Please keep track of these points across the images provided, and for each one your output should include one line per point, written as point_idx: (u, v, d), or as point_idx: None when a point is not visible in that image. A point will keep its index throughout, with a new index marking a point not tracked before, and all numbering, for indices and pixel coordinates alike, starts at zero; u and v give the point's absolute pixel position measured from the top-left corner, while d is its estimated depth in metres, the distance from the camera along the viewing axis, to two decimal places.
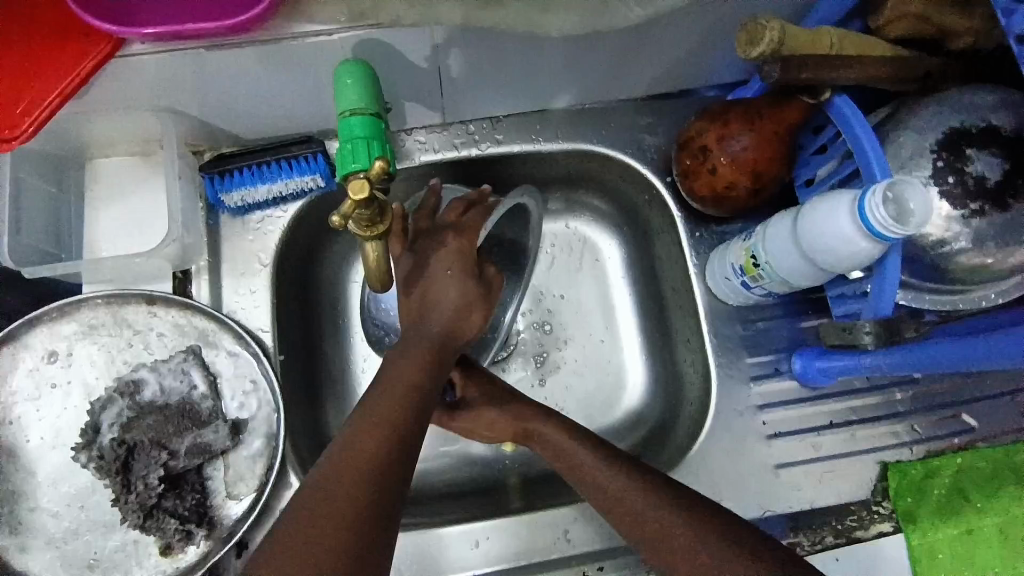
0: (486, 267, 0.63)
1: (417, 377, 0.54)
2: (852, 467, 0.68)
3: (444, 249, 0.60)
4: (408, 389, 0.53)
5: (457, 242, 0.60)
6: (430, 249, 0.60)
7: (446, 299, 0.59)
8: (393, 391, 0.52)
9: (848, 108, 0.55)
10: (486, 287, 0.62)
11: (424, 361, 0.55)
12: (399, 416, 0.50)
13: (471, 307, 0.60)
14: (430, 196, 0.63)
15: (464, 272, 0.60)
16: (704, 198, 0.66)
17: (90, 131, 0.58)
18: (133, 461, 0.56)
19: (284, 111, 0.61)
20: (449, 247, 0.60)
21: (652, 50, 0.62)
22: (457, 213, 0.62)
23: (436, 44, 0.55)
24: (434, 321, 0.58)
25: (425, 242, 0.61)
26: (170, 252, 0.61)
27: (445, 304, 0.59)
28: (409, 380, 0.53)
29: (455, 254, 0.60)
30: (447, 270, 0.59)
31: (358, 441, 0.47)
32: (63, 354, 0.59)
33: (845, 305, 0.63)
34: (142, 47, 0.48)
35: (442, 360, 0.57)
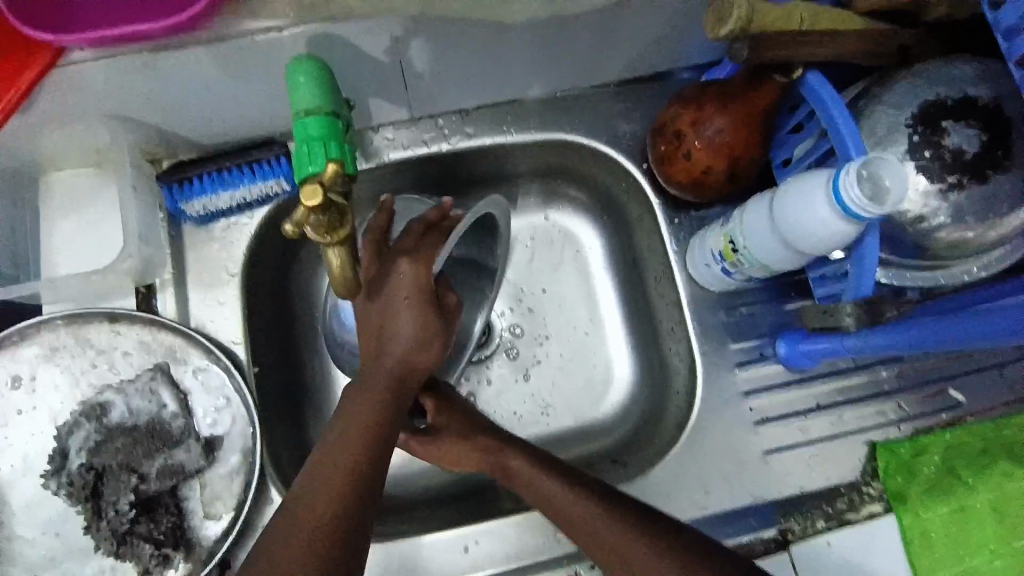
0: (448, 297, 0.56)
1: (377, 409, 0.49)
2: (842, 448, 0.68)
3: (400, 276, 0.52)
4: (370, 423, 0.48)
5: (412, 267, 0.52)
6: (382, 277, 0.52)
7: (403, 333, 0.52)
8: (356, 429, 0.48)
9: (820, 85, 0.53)
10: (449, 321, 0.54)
11: (385, 394, 0.50)
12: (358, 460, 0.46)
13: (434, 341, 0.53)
14: (380, 216, 0.55)
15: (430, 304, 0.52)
16: (681, 184, 0.65)
17: (39, 145, 0.55)
18: (102, 486, 0.55)
19: (243, 114, 0.58)
20: (403, 272, 0.52)
21: (621, 33, 0.60)
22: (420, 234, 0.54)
23: (395, 37, 0.53)
24: (392, 353, 0.52)
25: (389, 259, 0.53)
26: (132, 267, 0.59)
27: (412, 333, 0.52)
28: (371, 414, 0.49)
29: (412, 281, 0.52)
30: (404, 299, 0.52)
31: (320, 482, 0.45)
32: (26, 379, 0.57)
33: (826, 287, 0.61)
34: (84, 54, 0.46)
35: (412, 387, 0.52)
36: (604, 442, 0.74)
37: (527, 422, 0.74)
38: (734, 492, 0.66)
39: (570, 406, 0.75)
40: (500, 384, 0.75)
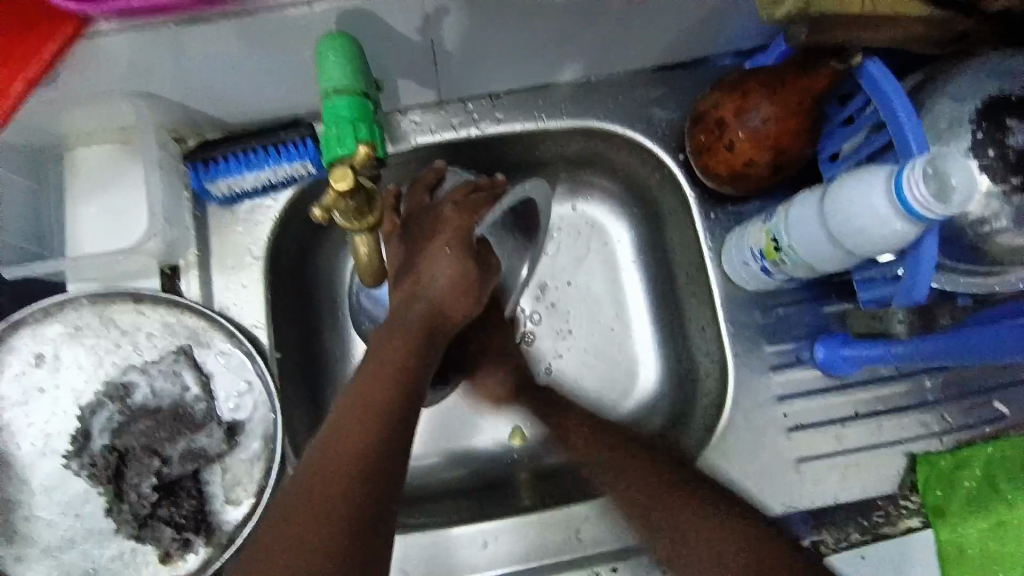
0: (490, 256, 0.58)
1: (403, 354, 0.50)
2: (878, 459, 0.65)
3: (445, 227, 0.55)
4: (396, 373, 0.48)
5: (457, 222, 0.55)
6: (428, 225, 0.56)
7: (441, 278, 0.53)
8: (381, 376, 0.48)
9: (880, 72, 0.49)
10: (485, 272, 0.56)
11: (415, 339, 0.51)
12: (379, 408, 0.46)
13: (465, 289, 0.54)
14: (431, 173, 0.60)
15: (462, 250, 0.54)
16: (720, 176, 0.62)
17: (65, 119, 0.55)
18: (125, 468, 0.55)
19: (269, 93, 0.57)
20: (448, 223, 0.55)
21: (663, 15, 0.57)
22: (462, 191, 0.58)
23: (427, 14, 0.50)
24: (430, 296, 0.53)
25: (422, 215, 0.57)
26: (156, 247, 0.58)
27: (439, 279, 0.53)
28: (396, 359, 0.49)
29: (455, 231, 0.55)
30: (445, 248, 0.54)
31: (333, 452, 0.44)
32: (50, 358, 0.57)
33: (873, 290, 0.58)
34: (109, 26, 0.45)
35: (432, 338, 0.52)
36: None
37: None
38: (762, 500, 0.64)
39: (592, 401, 0.73)
40: None
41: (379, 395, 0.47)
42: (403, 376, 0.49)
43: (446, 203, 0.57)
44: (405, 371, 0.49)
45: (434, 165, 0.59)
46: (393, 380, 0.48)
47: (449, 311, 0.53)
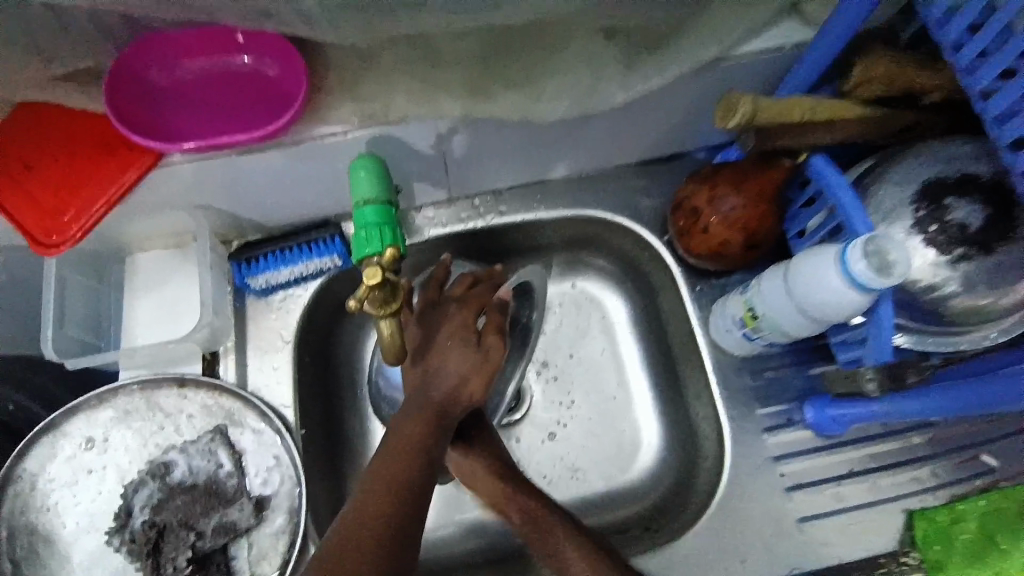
0: (497, 319, 0.59)
1: (419, 438, 0.53)
2: (877, 518, 0.67)
3: (447, 319, 0.59)
4: (414, 453, 0.52)
5: (459, 311, 0.59)
6: (436, 320, 0.59)
7: (449, 365, 0.56)
8: (400, 458, 0.51)
9: (824, 166, 0.58)
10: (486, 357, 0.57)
11: (426, 423, 0.54)
12: (399, 482, 0.50)
13: (468, 377, 0.56)
14: (441, 268, 0.64)
15: (465, 341, 0.57)
16: (700, 255, 0.69)
17: (130, 229, 0.64)
18: (162, 542, 0.59)
19: (305, 201, 0.66)
20: (453, 317, 0.59)
21: (638, 125, 0.67)
22: (464, 286, 0.63)
23: (441, 132, 0.60)
24: (440, 388, 0.55)
25: (430, 313, 0.60)
26: (202, 336, 0.65)
27: (445, 372, 0.56)
28: (413, 443, 0.52)
29: (457, 321, 0.58)
30: (449, 338, 0.57)
31: (368, 500, 0.49)
32: (99, 441, 0.62)
33: (847, 351, 0.63)
34: (181, 157, 0.54)
35: (444, 424, 0.55)
36: (635, 507, 0.75)
37: (558, 487, 0.76)
38: (768, 561, 0.66)
39: (600, 466, 0.76)
40: (530, 448, 0.77)
41: (402, 472, 0.51)
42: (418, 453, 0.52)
43: (452, 300, 0.61)
44: (422, 453, 0.52)
45: (441, 261, 0.64)
46: (412, 456, 0.52)
47: (458, 399, 0.56)
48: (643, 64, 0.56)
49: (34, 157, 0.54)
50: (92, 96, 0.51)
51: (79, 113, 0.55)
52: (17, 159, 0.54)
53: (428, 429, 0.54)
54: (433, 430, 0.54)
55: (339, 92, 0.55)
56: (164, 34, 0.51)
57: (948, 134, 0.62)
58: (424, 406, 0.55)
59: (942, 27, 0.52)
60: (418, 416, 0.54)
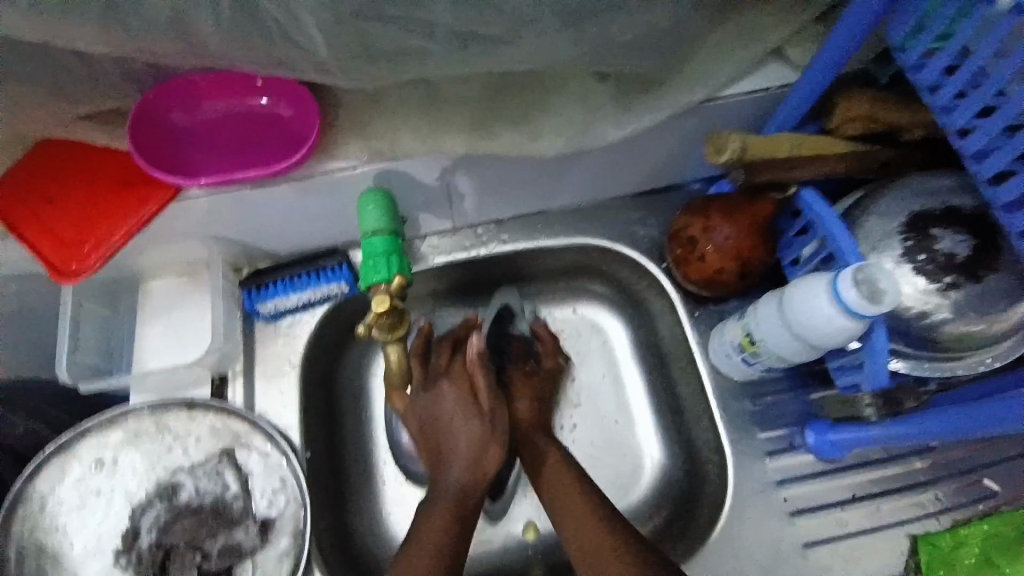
0: (485, 381, 0.62)
1: (438, 535, 0.55)
2: (881, 543, 0.68)
3: (445, 398, 0.62)
4: (440, 544, 0.55)
5: (454, 388, 0.63)
6: (431, 403, 0.63)
7: (461, 448, 0.60)
8: (425, 555, 0.54)
9: (814, 198, 0.60)
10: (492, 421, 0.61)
11: (445, 518, 0.56)
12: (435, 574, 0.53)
13: (486, 446, 0.60)
14: (419, 337, 0.68)
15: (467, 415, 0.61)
16: (696, 283, 0.72)
17: (146, 259, 0.66)
18: (169, 562, 0.61)
19: (315, 230, 0.69)
20: (446, 397, 0.63)
21: (634, 158, 0.70)
22: (445, 356, 0.67)
23: (444, 167, 0.63)
24: (455, 473, 0.59)
25: (426, 393, 0.63)
26: (213, 360, 0.67)
27: (460, 452, 0.60)
28: (434, 543, 0.55)
29: (453, 400, 0.62)
30: (453, 419, 0.61)
31: None
32: (109, 462, 0.64)
33: (845, 376, 0.64)
34: (198, 191, 0.57)
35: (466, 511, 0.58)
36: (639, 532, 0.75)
37: None
38: None
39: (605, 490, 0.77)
40: None
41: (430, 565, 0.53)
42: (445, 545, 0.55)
43: (439, 377, 0.64)
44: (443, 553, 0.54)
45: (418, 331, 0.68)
46: (438, 549, 0.54)
47: (481, 472, 0.60)
48: (638, 104, 0.59)
49: (56, 190, 0.57)
50: (116, 134, 0.54)
51: (89, 149, 0.58)
52: (39, 193, 0.57)
53: (449, 522, 0.56)
54: (456, 522, 0.56)
55: (349, 129, 0.58)
56: (187, 79, 0.54)
57: (935, 167, 0.64)
58: (445, 497, 0.58)
59: (919, 70, 0.54)
60: (441, 509, 0.57)
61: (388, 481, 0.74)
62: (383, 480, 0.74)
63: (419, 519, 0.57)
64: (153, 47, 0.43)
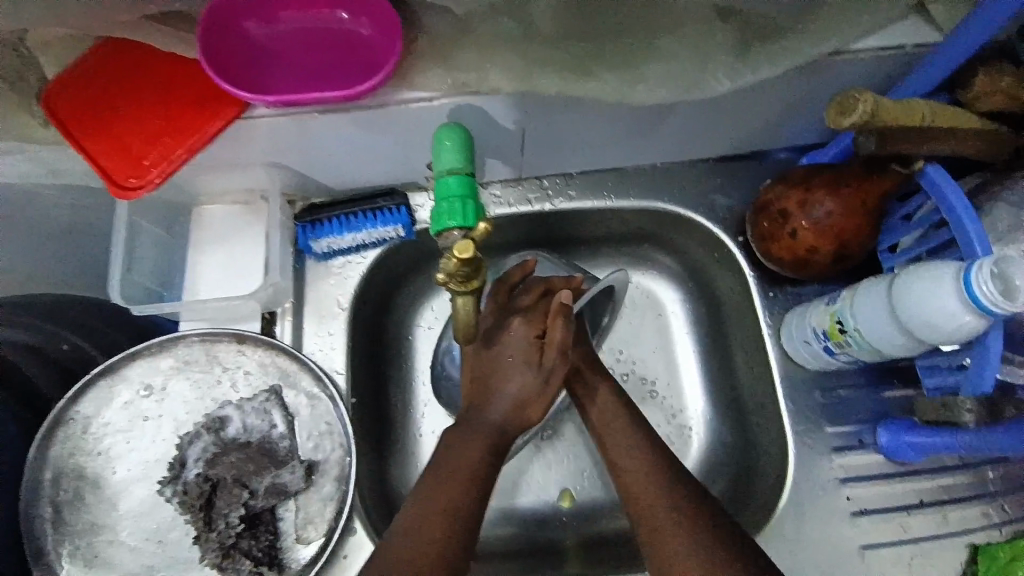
0: (562, 336, 0.53)
1: (474, 460, 0.52)
2: (942, 553, 0.64)
3: (511, 335, 0.55)
4: (474, 469, 0.52)
5: (525, 329, 0.55)
6: (497, 333, 0.56)
7: (507, 392, 0.54)
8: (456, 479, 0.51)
9: (939, 176, 0.53)
10: (547, 380, 0.54)
11: (482, 449, 0.53)
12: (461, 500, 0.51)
13: (531, 402, 0.54)
14: (518, 272, 0.62)
15: (527, 363, 0.54)
16: (782, 261, 0.66)
17: (201, 180, 0.63)
18: (215, 497, 0.59)
19: (374, 167, 0.65)
20: (514, 335, 0.55)
21: (730, 116, 0.63)
22: (534, 296, 0.60)
23: (524, 107, 0.58)
24: (495, 411, 0.54)
25: (497, 323, 0.57)
26: (264, 295, 0.64)
27: (505, 396, 0.54)
28: (469, 463, 0.52)
29: (519, 341, 0.54)
30: (511, 356, 0.54)
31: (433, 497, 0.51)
32: (157, 388, 0.63)
33: (936, 377, 0.60)
34: (266, 110, 0.53)
35: (503, 448, 0.54)
36: None
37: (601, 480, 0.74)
38: None
39: None
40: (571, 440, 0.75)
41: (462, 487, 0.52)
42: (474, 473, 0.52)
43: (515, 313, 0.58)
44: (477, 474, 0.52)
45: (521, 266, 0.62)
46: (470, 477, 0.52)
47: (520, 423, 0.54)
48: (756, 53, 0.52)
49: (116, 95, 0.53)
50: (184, 40, 0.50)
51: (153, 51, 0.54)
52: (103, 101, 0.53)
53: (486, 453, 0.53)
54: (491, 457, 0.53)
55: (430, 56, 0.52)
56: None
57: None
58: (479, 432, 0.53)
59: None
60: (476, 439, 0.53)
61: (426, 434, 0.72)
62: (420, 431, 0.72)
63: (447, 445, 0.54)
64: None
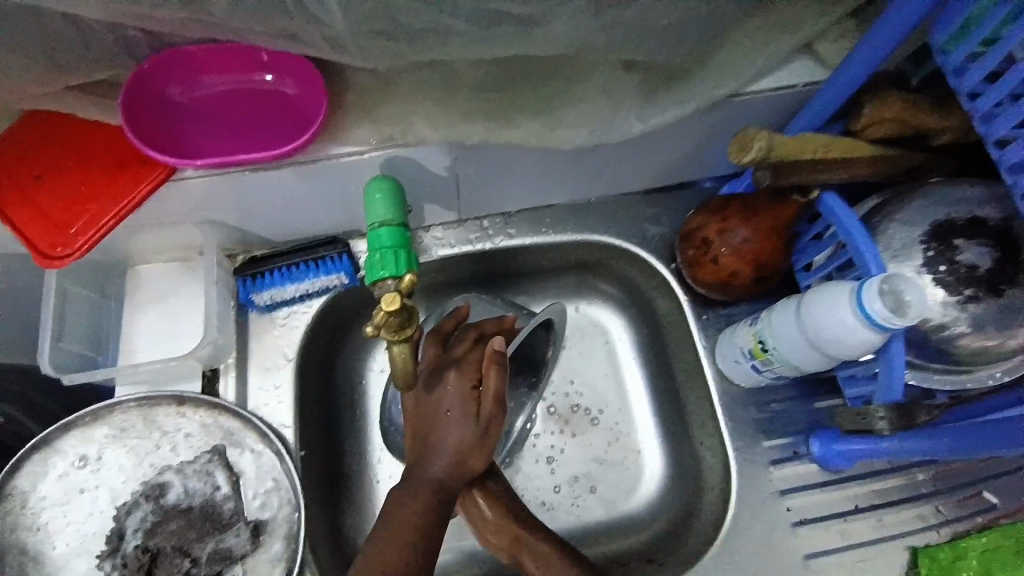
0: (497, 384, 0.56)
1: (422, 509, 0.52)
2: (883, 554, 0.67)
3: (447, 388, 0.57)
4: (423, 517, 0.52)
5: (460, 381, 0.57)
6: (433, 389, 0.58)
7: (447, 444, 0.55)
8: (400, 538, 0.50)
9: (835, 203, 0.58)
10: (485, 431, 0.56)
11: (428, 498, 0.53)
12: (407, 557, 0.50)
13: (471, 453, 0.56)
14: (450, 321, 0.65)
15: (464, 415, 0.56)
16: (710, 285, 0.70)
17: (136, 241, 0.63)
18: (155, 569, 0.57)
19: (313, 218, 0.66)
20: (451, 389, 0.57)
21: (650, 154, 0.68)
22: (466, 344, 0.63)
23: (455, 156, 0.60)
24: (438, 462, 0.55)
25: (432, 376, 0.59)
26: (205, 353, 0.63)
27: (444, 449, 0.56)
28: (418, 514, 0.52)
29: (456, 393, 0.56)
30: (448, 411, 0.56)
31: (386, 548, 0.50)
32: (93, 458, 0.61)
33: (855, 387, 0.64)
34: (194, 172, 0.54)
35: (447, 500, 0.54)
36: (635, 538, 0.73)
37: (559, 512, 0.75)
38: None
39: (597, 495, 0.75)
40: (528, 473, 0.76)
41: (404, 548, 0.50)
42: (422, 522, 0.52)
43: (451, 364, 0.60)
44: (426, 524, 0.52)
45: (451, 317, 0.66)
46: (417, 528, 0.51)
47: (460, 475, 0.56)
48: (663, 98, 0.57)
49: (41, 165, 0.53)
50: (108, 110, 0.51)
51: (77, 121, 0.54)
52: (26, 170, 0.53)
53: (433, 503, 0.53)
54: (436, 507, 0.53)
55: (357, 114, 0.55)
56: (184, 50, 0.50)
57: (969, 174, 0.63)
58: (426, 481, 0.54)
59: (960, 75, 0.52)
60: (423, 491, 0.53)
61: (381, 480, 0.71)
62: (377, 477, 0.71)
63: (393, 500, 0.53)
64: (155, 16, 0.40)
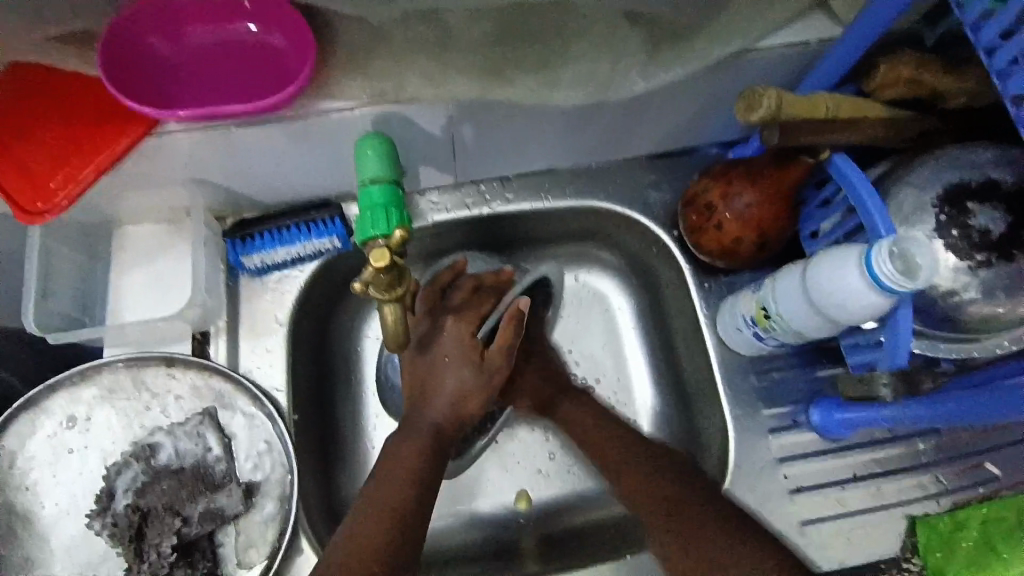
0: (504, 332, 0.58)
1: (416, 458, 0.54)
2: (881, 523, 0.67)
3: (446, 335, 0.59)
4: (413, 466, 0.54)
5: (458, 328, 0.58)
6: (432, 335, 0.59)
7: (446, 389, 0.57)
8: (397, 482, 0.53)
9: (846, 164, 0.56)
10: (488, 376, 0.58)
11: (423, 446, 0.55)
12: (400, 503, 0.52)
13: (470, 396, 0.58)
14: (448, 272, 0.65)
15: (464, 359, 0.57)
16: (712, 252, 0.68)
17: (121, 203, 0.61)
18: (145, 528, 0.57)
19: (304, 180, 0.64)
20: (451, 335, 0.59)
21: (653, 115, 0.65)
22: (466, 293, 0.62)
23: (450, 115, 0.58)
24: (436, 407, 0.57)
25: (431, 324, 0.60)
26: (195, 315, 0.62)
27: (443, 392, 0.57)
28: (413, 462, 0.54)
29: (455, 339, 0.58)
30: (447, 357, 0.57)
31: (382, 494, 0.52)
32: (82, 419, 0.60)
33: (858, 355, 0.62)
34: (176, 126, 0.51)
35: (443, 446, 0.56)
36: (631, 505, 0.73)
37: (555, 479, 0.74)
38: None
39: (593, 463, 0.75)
40: (524, 440, 0.75)
41: (397, 495, 0.52)
42: (416, 471, 0.54)
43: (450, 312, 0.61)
44: (419, 473, 0.54)
45: (450, 266, 0.65)
46: (411, 474, 0.53)
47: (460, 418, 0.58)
48: (668, 52, 0.54)
49: (16, 117, 0.51)
50: (84, 57, 0.48)
51: (51, 71, 0.51)
52: (2, 123, 0.51)
53: (428, 449, 0.55)
54: (430, 452, 0.55)
55: (347, 65, 0.52)
56: None
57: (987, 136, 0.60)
58: (423, 428, 0.56)
59: (976, 31, 0.48)
60: (418, 439, 0.55)
61: (377, 445, 0.71)
62: (372, 444, 0.71)
63: (390, 449, 0.56)
64: None
